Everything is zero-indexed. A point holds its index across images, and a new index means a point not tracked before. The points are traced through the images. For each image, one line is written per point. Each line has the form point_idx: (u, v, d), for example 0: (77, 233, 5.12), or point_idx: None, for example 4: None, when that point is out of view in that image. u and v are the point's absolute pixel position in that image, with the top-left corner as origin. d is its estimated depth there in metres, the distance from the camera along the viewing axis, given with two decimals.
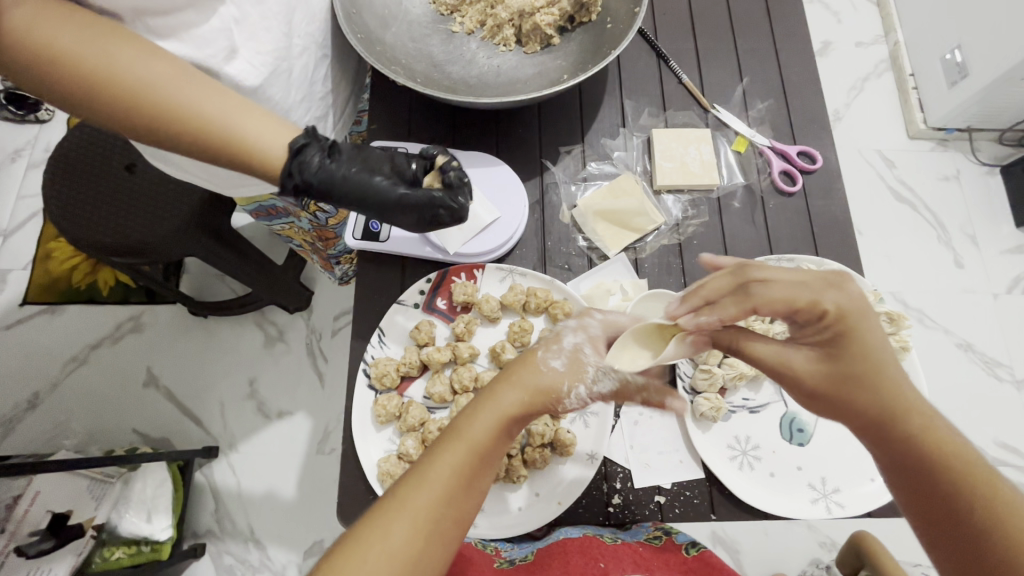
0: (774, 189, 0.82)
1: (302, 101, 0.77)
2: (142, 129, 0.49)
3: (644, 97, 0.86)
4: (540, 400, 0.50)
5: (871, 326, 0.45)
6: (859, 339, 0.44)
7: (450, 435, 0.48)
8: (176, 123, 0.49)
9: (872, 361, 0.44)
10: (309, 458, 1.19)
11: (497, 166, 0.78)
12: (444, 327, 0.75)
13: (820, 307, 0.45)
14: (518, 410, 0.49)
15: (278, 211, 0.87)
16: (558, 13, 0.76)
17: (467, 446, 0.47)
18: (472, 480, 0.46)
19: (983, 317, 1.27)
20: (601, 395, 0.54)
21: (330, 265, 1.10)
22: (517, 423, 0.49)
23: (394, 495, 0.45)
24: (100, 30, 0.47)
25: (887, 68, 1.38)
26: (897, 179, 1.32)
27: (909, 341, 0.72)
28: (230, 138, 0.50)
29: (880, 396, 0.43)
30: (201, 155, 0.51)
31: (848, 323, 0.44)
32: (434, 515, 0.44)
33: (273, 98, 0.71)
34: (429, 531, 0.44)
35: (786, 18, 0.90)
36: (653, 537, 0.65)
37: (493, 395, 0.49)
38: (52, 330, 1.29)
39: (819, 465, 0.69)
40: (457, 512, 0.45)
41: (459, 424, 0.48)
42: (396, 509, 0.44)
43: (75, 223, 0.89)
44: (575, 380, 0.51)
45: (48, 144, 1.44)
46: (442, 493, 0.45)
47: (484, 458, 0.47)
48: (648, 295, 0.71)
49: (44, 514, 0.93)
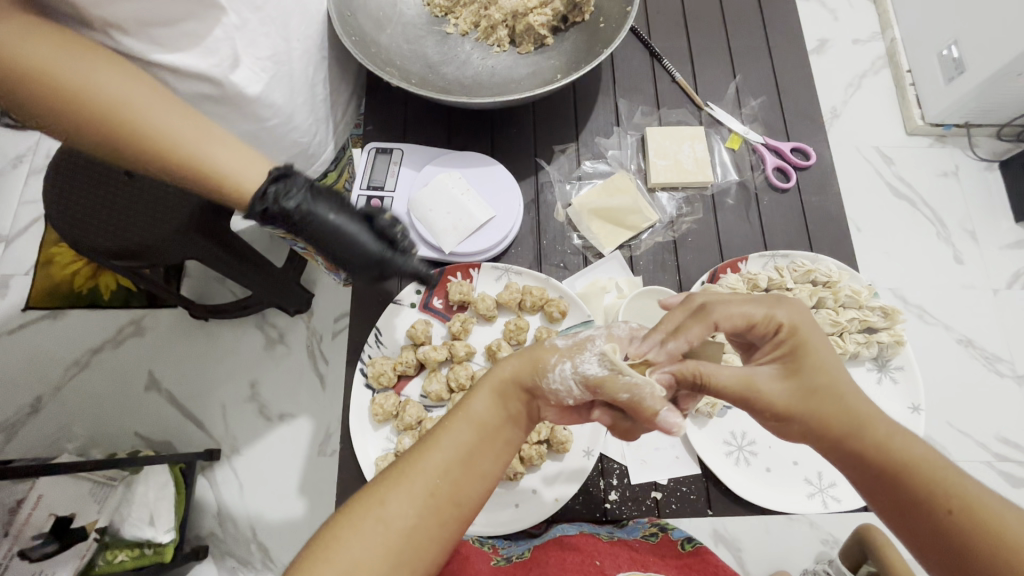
0: (768, 185, 0.82)
1: (304, 105, 0.77)
2: (115, 149, 0.51)
3: (638, 96, 0.87)
4: (531, 372, 0.51)
5: (823, 342, 0.47)
6: (813, 351, 0.46)
7: (455, 413, 0.51)
8: (152, 147, 0.51)
9: (831, 372, 0.45)
10: (310, 460, 1.19)
11: (491, 164, 0.78)
12: (440, 326, 0.76)
13: (772, 322, 0.48)
14: (513, 377, 0.52)
15: None
16: (551, 12, 0.77)
17: (467, 422, 0.49)
18: (473, 455, 0.48)
19: (983, 311, 1.26)
20: (589, 383, 0.49)
21: None
22: (515, 403, 0.51)
23: (396, 468, 0.47)
24: (83, 51, 0.49)
25: (885, 65, 1.38)
26: (896, 175, 1.32)
27: (903, 336, 0.72)
28: (203, 165, 0.53)
29: (845, 406, 0.44)
30: (172, 177, 0.54)
31: (800, 335, 0.47)
32: (432, 487, 0.46)
33: (274, 103, 0.71)
34: (426, 502, 0.46)
35: (780, 17, 0.91)
36: (649, 535, 0.65)
37: (490, 369, 0.53)
38: (53, 335, 1.29)
39: (815, 460, 0.69)
40: (454, 491, 0.47)
41: (462, 404, 0.51)
42: (397, 480, 0.46)
43: (76, 228, 0.90)
44: (564, 355, 0.51)
45: (48, 150, 1.45)
46: (441, 465, 0.47)
47: (482, 433, 0.49)
48: (643, 292, 0.72)
49: (47, 517, 0.94)
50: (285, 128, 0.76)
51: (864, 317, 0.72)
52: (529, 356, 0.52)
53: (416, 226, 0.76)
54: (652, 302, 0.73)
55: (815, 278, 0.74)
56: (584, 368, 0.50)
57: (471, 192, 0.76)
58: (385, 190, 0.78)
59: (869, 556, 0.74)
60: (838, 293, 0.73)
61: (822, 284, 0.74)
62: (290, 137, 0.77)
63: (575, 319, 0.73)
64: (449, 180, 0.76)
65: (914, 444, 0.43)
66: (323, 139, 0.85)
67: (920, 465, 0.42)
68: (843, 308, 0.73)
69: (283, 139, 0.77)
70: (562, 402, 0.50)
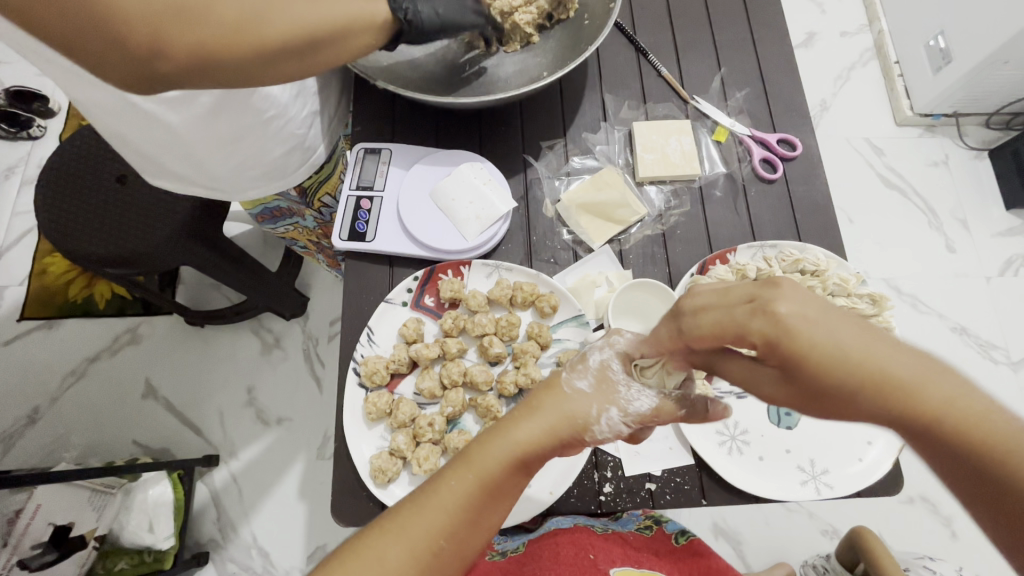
0: (754, 176, 0.83)
1: (299, 94, 0.69)
2: (220, 62, 0.44)
3: (625, 91, 0.87)
4: (567, 428, 0.48)
5: (813, 333, 0.39)
6: (809, 347, 0.39)
7: (461, 461, 0.47)
8: (249, 37, 0.44)
9: (838, 366, 0.39)
10: (310, 464, 1.20)
11: (481, 161, 0.79)
12: (432, 324, 0.75)
13: (747, 341, 0.41)
14: (534, 441, 0.47)
15: (283, 211, 0.89)
16: (535, 11, 0.77)
17: (474, 477, 0.46)
18: (480, 515, 0.45)
19: (978, 299, 1.27)
20: (641, 416, 0.50)
21: (337, 262, 1.07)
22: (534, 456, 0.47)
23: (396, 517, 0.45)
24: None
25: (873, 57, 1.41)
26: (886, 166, 1.34)
27: (891, 322, 0.73)
28: (305, 33, 0.47)
29: (860, 400, 0.39)
30: (308, 56, 0.49)
31: (783, 333, 0.39)
32: (435, 545, 0.44)
33: (275, 95, 0.64)
34: (427, 560, 0.43)
35: (765, 9, 0.92)
36: (644, 527, 0.71)
37: (504, 430, 0.47)
38: (49, 346, 1.29)
39: (807, 447, 0.70)
40: (458, 546, 0.45)
41: (470, 451, 0.47)
42: (398, 532, 0.44)
43: (69, 237, 0.90)
44: (604, 402, 0.50)
45: (40, 160, 1.44)
46: (445, 523, 0.44)
47: (490, 492, 0.46)
48: (636, 285, 0.73)
49: (45, 527, 0.90)
50: (274, 125, 0.67)
51: (852, 304, 0.72)
52: (557, 411, 0.49)
53: (407, 226, 0.76)
54: (645, 298, 0.74)
55: (804, 267, 0.74)
56: (634, 406, 0.50)
57: (492, 181, 0.77)
58: (375, 190, 0.78)
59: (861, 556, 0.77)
60: (826, 282, 0.73)
61: (811, 272, 0.74)
62: (285, 130, 0.69)
63: (567, 314, 0.74)
64: (470, 170, 0.77)
65: (948, 396, 0.38)
66: (322, 129, 0.77)
67: (964, 426, 0.37)
68: (831, 296, 0.74)
69: (279, 134, 0.69)
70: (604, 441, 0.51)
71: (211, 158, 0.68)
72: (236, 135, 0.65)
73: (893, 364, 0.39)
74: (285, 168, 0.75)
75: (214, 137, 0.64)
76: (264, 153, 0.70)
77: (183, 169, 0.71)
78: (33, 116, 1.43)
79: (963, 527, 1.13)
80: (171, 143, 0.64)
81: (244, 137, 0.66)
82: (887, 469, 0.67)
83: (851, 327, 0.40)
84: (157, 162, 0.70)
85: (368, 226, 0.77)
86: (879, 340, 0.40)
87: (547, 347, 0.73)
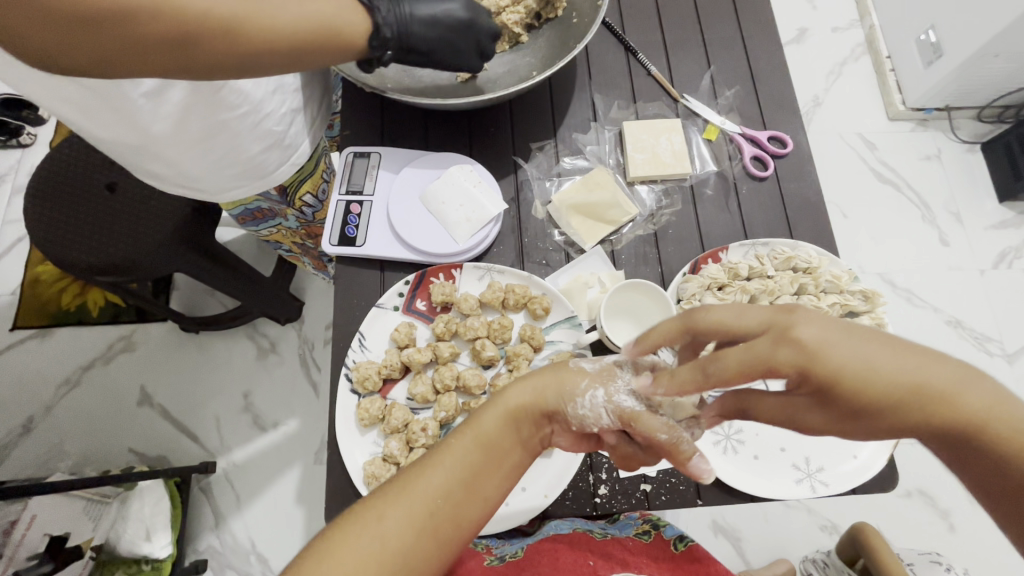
0: (746, 173, 0.82)
1: (275, 90, 0.66)
2: (163, 59, 0.43)
3: (615, 90, 0.87)
4: (558, 396, 0.49)
5: (844, 356, 0.40)
6: (843, 370, 0.40)
7: (464, 426, 0.48)
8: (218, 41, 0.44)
9: (874, 384, 0.40)
10: (307, 469, 1.20)
11: (470, 164, 0.79)
12: (424, 328, 0.75)
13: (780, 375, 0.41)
14: (528, 402, 0.49)
15: (265, 212, 0.87)
16: (523, 11, 0.78)
17: (474, 435, 0.47)
18: (477, 478, 0.46)
19: (972, 291, 1.27)
20: (621, 412, 0.50)
21: (323, 265, 1.11)
22: (527, 419, 0.48)
23: (397, 480, 0.45)
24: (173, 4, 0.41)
25: (864, 52, 1.40)
26: (880, 161, 1.34)
27: (884, 318, 0.72)
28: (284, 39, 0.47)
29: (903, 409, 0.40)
30: (277, 62, 0.49)
31: (814, 359, 0.40)
32: (433, 505, 0.44)
33: (244, 88, 0.62)
34: (426, 522, 0.43)
35: (752, 5, 0.91)
36: (642, 532, 0.70)
37: (501, 391, 0.49)
38: (42, 355, 1.28)
39: (803, 445, 0.70)
40: (455, 512, 0.44)
41: (473, 416, 0.49)
42: (398, 494, 0.44)
43: (60, 244, 0.89)
44: (596, 381, 0.50)
45: (29, 168, 1.43)
46: (443, 484, 0.44)
47: (488, 455, 0.46)
48: (625, 286, 0.72)
49: (40, 538, 0.90)
50: (255, 117, 0.66)
51: (844, 301, 0.72)
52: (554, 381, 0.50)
53: (398, 231, 0.75)
54: (639, 298, 0.73)
55: (796, 265, 0.74)
56: (619, 400, 0.50)
57: (482, 184, 0.77)
58: (365, 194, 0.78)
59: (861, 552, 0.78)
60: (818, 279, 0.73)
61: (802, 270, 0.74)
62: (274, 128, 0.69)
63: (560, 315, 0.73)
64: (461, 173, 0.77)
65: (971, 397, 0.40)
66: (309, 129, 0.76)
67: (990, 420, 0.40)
68: (824, 294, 0.74)
69: (254, 131, 0.67)
70: (586, 428, 0.50)
71: (202, 160, 0.68)
72: (208, 131, 0.64)
73: (924, 375, 0.40)
74: (264, 167, 0.73)
75: (185, 136, 0.64)
76: (256, 150, 0.69)
77: (162, 171, 0.70)
78: (22, 123, 1.42)
79: (961, 520, 1.13)
80: (156, 143, 0.64)
81: (229, 134, 0.65)
82: (881, 465, 0.67)
83: (880, 344, 0.41)
84: (143, 165, 0.69)
85: (358, 230, 0.76)
86: (907, 354, 0.41)
87: (540, 349, 0.73)
